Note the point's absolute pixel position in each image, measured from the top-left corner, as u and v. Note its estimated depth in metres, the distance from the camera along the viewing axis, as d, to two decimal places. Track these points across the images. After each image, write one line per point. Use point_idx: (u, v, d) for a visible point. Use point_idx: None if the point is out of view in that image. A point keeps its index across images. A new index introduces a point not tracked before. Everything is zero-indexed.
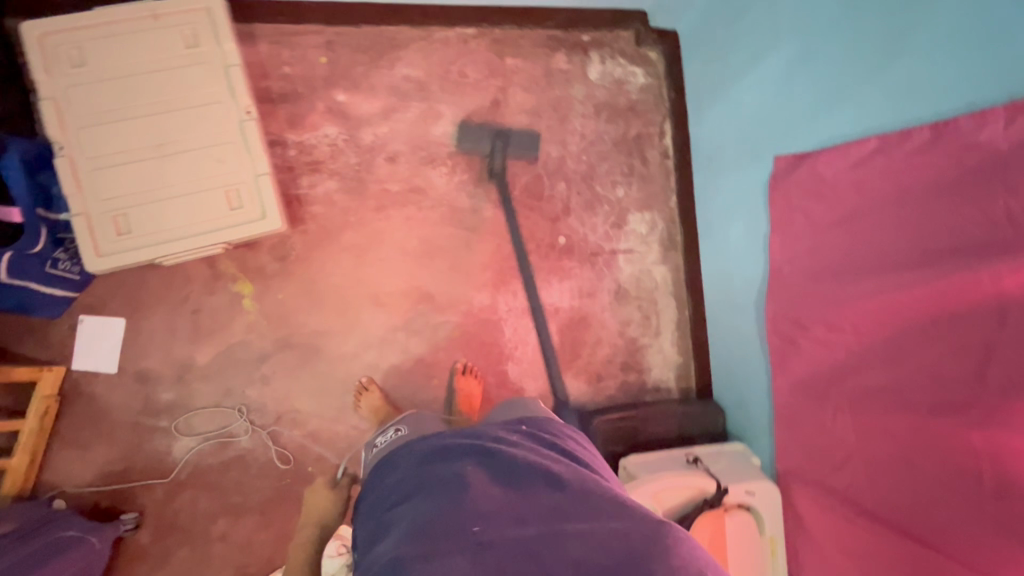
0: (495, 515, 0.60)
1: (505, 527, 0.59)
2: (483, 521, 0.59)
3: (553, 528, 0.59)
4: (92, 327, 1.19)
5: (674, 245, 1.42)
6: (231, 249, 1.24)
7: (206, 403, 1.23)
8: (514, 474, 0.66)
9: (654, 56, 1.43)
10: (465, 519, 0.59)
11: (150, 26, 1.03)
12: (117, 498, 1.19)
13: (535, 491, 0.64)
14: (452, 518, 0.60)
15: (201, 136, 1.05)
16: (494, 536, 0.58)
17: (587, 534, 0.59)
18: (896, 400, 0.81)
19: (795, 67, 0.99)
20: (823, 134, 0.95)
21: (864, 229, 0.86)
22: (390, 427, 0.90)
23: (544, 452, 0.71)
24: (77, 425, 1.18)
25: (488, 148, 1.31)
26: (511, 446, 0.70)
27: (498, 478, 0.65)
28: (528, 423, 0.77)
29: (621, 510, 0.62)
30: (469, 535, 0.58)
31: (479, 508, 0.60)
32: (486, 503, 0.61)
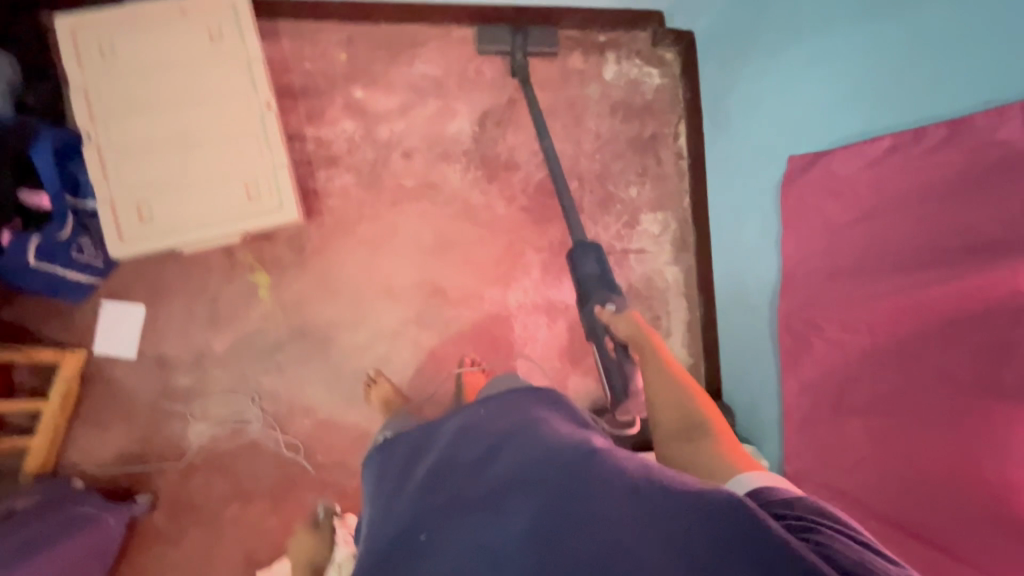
0: (438, 513, 0.60)
1: (447, 521, 0.59)
2: (428, 526, 0.60)
3: (493, 502, 0.59)
4: (114, 312, 1.23)
5: (686, 246, 1.42)
6: (249, 240, 1.27)
7: (221, 389, 1.25)
8: (460, 462, 0.66)
9: (669, 56, 1.44)
10: (414, 528, 0.61)
11: (149, 22, 1.05)
12: (133, 479, 1.22)
13: (479, 472, 0.63)
14: (404, 530, 0.61)
15: (204, 122, 1.07)
16: (440, 536, 0.58)
17: (524, 499, 0.57)
18: (910, 401, 0.80)
19: (810, 66, 0.99)
20: (838, 133, 0.94)
21: (880, 229, 0.85)
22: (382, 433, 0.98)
23: (499, 423, 0.70)
24: (97, 407, 1.22)
25: (509, 46, 1.35)
26: (460, 434, 0.70)
27: (445, 472, 0.65)
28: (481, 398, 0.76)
29: (557, 458, 0.60)
30: (418, 543, 0.59)
31: (425, 512, 0.61)
32: (431, 504, 0.62)
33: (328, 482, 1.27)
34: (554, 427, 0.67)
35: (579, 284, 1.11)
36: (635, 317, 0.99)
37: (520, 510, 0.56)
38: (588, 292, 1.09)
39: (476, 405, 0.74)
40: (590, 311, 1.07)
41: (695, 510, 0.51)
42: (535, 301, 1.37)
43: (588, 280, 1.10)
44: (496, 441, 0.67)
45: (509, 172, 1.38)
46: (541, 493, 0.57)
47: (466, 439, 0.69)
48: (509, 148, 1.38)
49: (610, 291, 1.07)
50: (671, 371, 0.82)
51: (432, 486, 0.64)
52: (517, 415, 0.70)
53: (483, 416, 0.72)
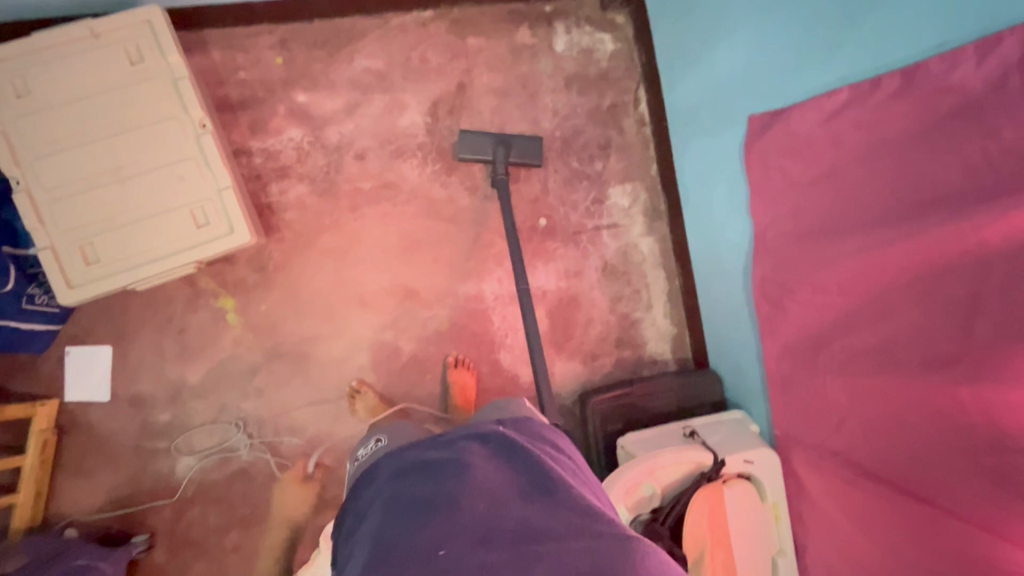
0: (461, 535, 0.59)
1: (469, 547, 0.58)
2: (449, 543, 0.58)
3: (521, 546, 0.59)
4: (80, 357, 1.19)
5: (658, 214, 1.39)
6: (208, 265, 1.23)
7: (203, 421, 1.23)
8: (481, 484, 0.65)
9: (621, 20, 1.38)
10: (429, 542, 0.59)
11: (69, 49, 0.99)
12: (127, 520, 1.20)
13: (503, 504, 0.63)
14: (416, 544, 0.59)
15: (164, 154, 1.03)
16: (461, 559, 0.57)
17: (552, 553, 0.58)
18: (887, 360, 0.79)
19: (761, 20, 0.94)
20: (794, 89, 0.91)
21: (843, 184, 0.82)
22: (371, 438, 0.90)
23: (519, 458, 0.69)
24: (78, 454, 1.20)
25: (491, 155, 1.28)
26: (480, 454, 0.69)
27: (465, 491, 0.64)
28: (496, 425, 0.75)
29: (588, 528, 0.61)
30: (436, 559, 0.57)
31: (446, 530, 0.60)
32: (452, 524, 0.60)
33: (325, 498, 1.26)
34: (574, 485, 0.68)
35: None
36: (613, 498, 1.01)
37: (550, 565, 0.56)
38: None
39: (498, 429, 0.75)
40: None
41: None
42: (511, 290, 1.34)
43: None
44: (521, 478, 0.67)
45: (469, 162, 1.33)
46: (568, 553, 0.58)
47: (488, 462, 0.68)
48: None
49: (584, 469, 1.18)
50: None
51: (451, 500, 0.63)
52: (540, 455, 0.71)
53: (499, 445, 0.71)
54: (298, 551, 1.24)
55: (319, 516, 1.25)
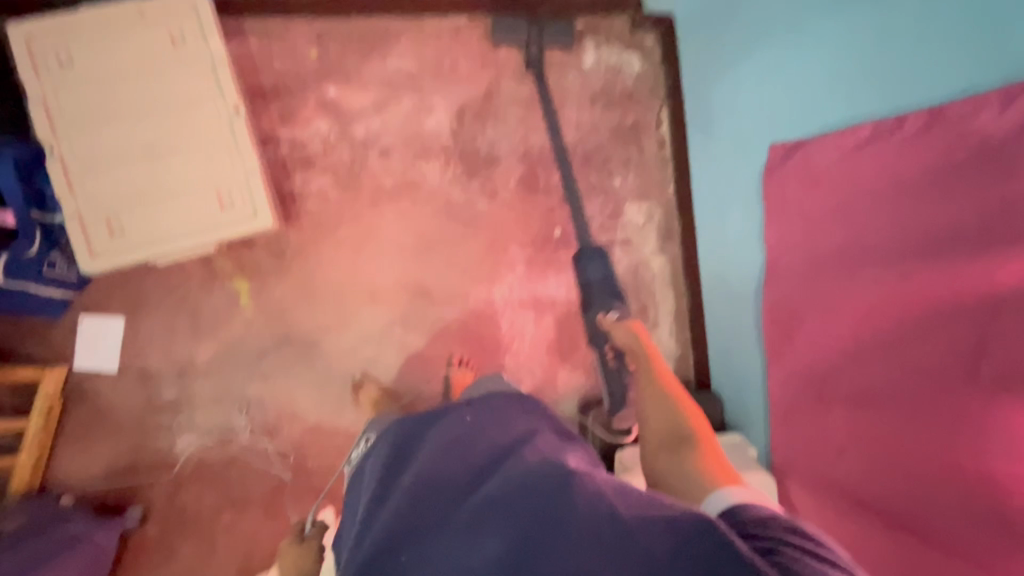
0: (421, 526, 0.58)
1: (429, 533, 0.57)
2: (410, 536, 0.57)
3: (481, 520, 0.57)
4: (93, 326, 1.21)
5: (671, 235, 1.40)
6: (227, 247, 1.24)
7: (207, 400, 1.24)
8: (440, 470, 0.64)
9: (650, 41, 1.41)
10: (390, 540, 0.57)
11: (110, 26, 1.01)
12: (123, 493, 1.21)
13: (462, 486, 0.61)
14: (377, 544, 0.57)
15: (172, 129, 1.04)
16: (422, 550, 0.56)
17: (506, 518, 0.56)
18: (891, 393, 0.81)
19: (789, 52, 0.96)
20: (815, 122, 0.93)
21: (858, 220, 0.84)
22: (362, 439, 0.91)
23: (486, 437, 0.68)
24: (81, 422, 1.21)
25: (525, 39, 1.34)
26: (441, 441, 0.68)
27: (425, 481, 0.63)
28: (465, 404, 0.74)
29: (543, 483, 0.58)
30: (399, 557, 0.56)
31: (404, 523, 0.58)
32: (412, 516, 0.59)
33: (319, 488, 1.27)
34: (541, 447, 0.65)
35: (585, 287, 1.26)
36: (632, 326, 1.06)
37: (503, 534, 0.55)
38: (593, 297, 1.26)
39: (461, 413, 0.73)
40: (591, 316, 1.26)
41: (672, 528, 0.51)
42: (520, 297, 1.36)
43: (594, 283, 1.25)
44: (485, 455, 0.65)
45: (490, 168, 1.35)
46: (522, 516, 0.56)
47: (446, 448, 0.67)
48: (489, 142, 1.35)
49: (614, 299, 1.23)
50: (667, 388, 0.80)
51: (409, 491, 0.62)
52: (500, 428, 0.69)
53: (467, 424, 0.70)
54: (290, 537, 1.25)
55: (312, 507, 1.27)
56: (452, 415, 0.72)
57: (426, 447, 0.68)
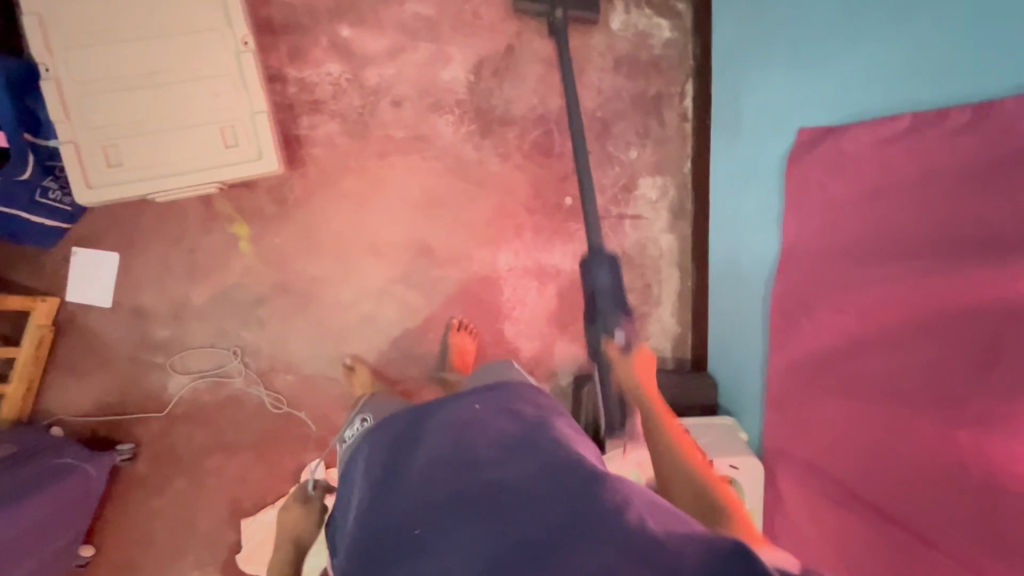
0: (433, 508, 0.59)
1: (441, 516, 0.58)
2: (424, 519, 0.58)
3: (495, 509, 0.57)
4: (86, 259, 1.17)
5: (683, 213, 1.38)
6: (228, 188, 1.20)
7: (201, 342, 1.23)
8: (453, 456, 0.63)
9: (682, 7, 1.34)
10: (405, 522, 0.59)
11: None
12: (113, 428, 1.21)
13: (474, 470, 0.61)
14: (393, 527, 0.59)
15: (176, 61, 0.98)
16: (433, 532, 0.57)
17: (523, 511, 0.56)
18: (893, 391, 0.80)
19: (830, 31, 0.91)
20: (852, 109, 0.89)
21: (882, 213, 0.82)
22: (356, 419, 0.90)
23: (498, 426, 0.67)
24: (72, 356, 1.19)
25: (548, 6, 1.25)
26: (451, 426, 0.67)
27: (438, 468, 0.62)
28: (474, 392, 0.74)
29: (558, 477, 0.58)
30: (411, 538, 0.57)
31: (418, 507, 0.60)
32: (424, 499, 0.60)
33: (310, 438, 1.28)
34: (555, 442, 0.65)
35: (591, 295, 1.19)
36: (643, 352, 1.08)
37: (517, 522, 0.54)
38: (599, 308, 1.17)
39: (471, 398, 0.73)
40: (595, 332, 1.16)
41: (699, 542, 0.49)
42: (525, 264, 1.33)
43: (600, 292, 1.17)
44: (497, 444, 0.65)
45: (505, 128, 1.31)
46: (539, 508, 0.55)
47: (457, 432, 0.66)
48: (506, 101, 1.30)
49: (619, 316, 1.13)
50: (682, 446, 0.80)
51: (423, 474, 0.62)
52: (511, 418, 0.69)
53: (478, 412, 0.69)
54: (280, 483, 1.26)
55: (303, 455, 1.28)
56: (462, 401, 0.71)
57: (434, 427, 0.68)
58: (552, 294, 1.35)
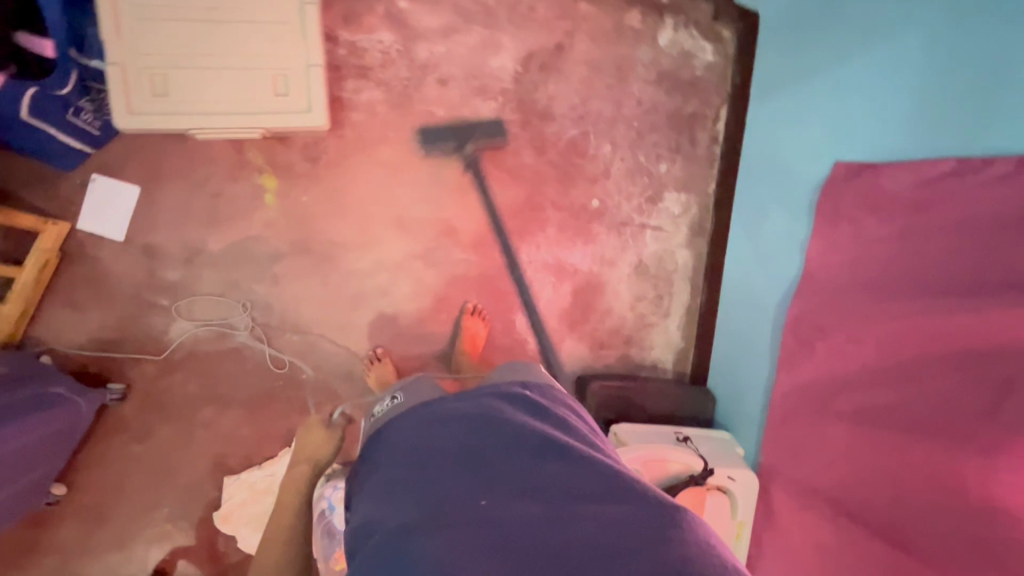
0: (500, 490, 0.66)
1: (507, 498, 0.65)
2: (491, 494, 0.65)
3: (560, 503, 0.64)
4: (103, 187, 1.13)
5: (701, 232, 1.41)
6: (262, 138, 1.19)
7: (210, 291, 1.20)
8: (516, 445, 0.70)
9: (726, 34, 1.38)
10: (471, 495, 0.65)
11: None
12: (106, 366, 1.17)
13: (540, 465, 0.68)
14: (458, 497, 0.65)
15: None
16: (499, 510, 0.63)
17: (586, 510, 0.63)
18: (902, 418, 0.84)
19: (880, 74, 0.96)
20: (892, 148, 0.94)
21: (913, 251, 0.86)
22: (390, 396, 0.91)
23: (552, 426, 0.74)
24: (74, 285, 1.14)
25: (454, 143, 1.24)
26: (512, 421, 0.74)
27: (504, 456, 0.69)
28: (527, 391, 0.80)
29: (619, 488, 0.66)
30: (477, 509, 0.64)
31: (486, 484, 0.66)
32: (492, 479, 0.67)
33: (307, 403, 1.26)
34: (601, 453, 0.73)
35: None
36: None
37: (581, 522, 0.61)
38: None
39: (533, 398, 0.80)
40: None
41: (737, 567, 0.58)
42: (544, 259, 1.35)
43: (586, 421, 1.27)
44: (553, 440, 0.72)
45: (544, 123, 1.32)
46: (601, 510, 0.63)
47: (519, 427, 0.73)
48: (548, 97, 1.32)
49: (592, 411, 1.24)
50: None
51: (485, 457, 0.69)
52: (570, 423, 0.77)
53: (535, 414, 0.76)
54: (270, 444, 1.24)
55: (297, 419, 1.25)
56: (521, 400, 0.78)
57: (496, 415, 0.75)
58: (565, 291, 1.37)
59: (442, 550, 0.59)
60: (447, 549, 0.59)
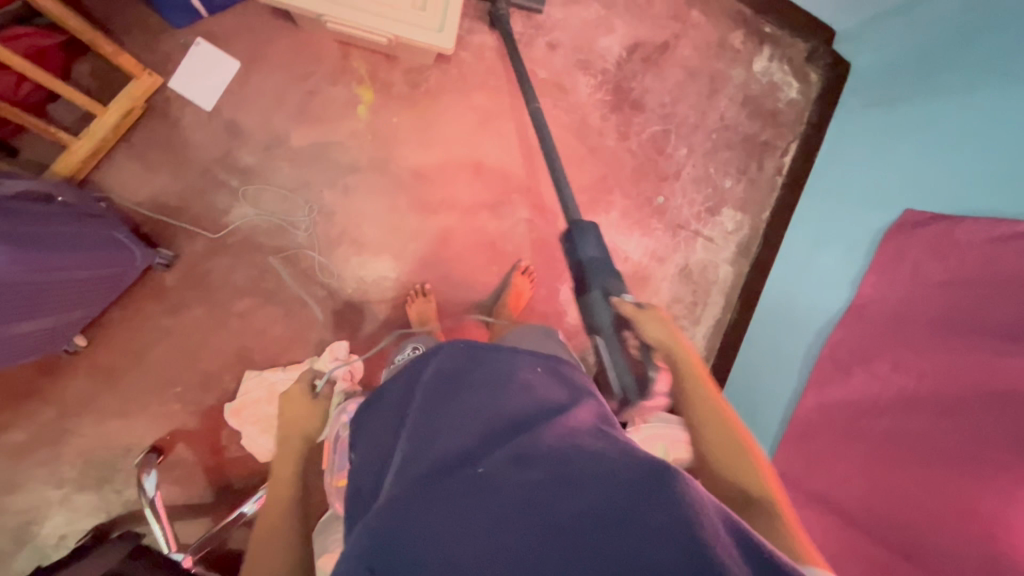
0: (491, 453, 0.54)
1: (498, 463, 0.53)
2: (482, 460, 0.54)
3: (556, 469, 0.51)
4: (206, 54, 1.15)
5: (746, 253, 1.47)
6: (371, 50, 1.21)
7: (281, 184, 1.19)
8: (513, 410, 0.59)
9: (813, 77, 1.45)
10: (459, 459, 0.54)
11: None
12: (158, 230, 1.15)
13: (538, 427, 0.57)
14: (442, 458, 0.54)
15: None
16: (488, 476, 0.52)
17: (586, 480, 0.50)
18: (929, 448, 0.89)
19: (964, 139, 1.03)
20: (964, 206, 1.01)
21: (971, 297, 0.92)
22: (411, 350, 0.95)
23: (554, 394, 0.63)
24: (149, 142, 1.14)
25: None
26: (511, 381, 0.64)
27: (498, 420, 0.58)
28: (531, 356, 0.70)
29: (622, 454, 0.53)
30: (462, 477, 0.52)
31: (474, 450, 0.55)
32: (483, 446, 0.55)
33: (345, 320, 1.24)
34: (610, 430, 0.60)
35: (577, 268, 0.95)
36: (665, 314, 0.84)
37: (579, 492, 0.49)
38: (590, 276, 0.93)
39: (533, 364, 0.68)
40: (594, 301, 0.91)
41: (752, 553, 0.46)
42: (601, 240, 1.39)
43: (592, 262, 0.93)
44: (554, 408, 0.61)
45: (633, 111, 1.38)
46: (600, 479, 0.50)
47: (516, 390, 0.62)
48: (643, 89, 1.39)
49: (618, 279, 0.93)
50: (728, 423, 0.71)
51: (476, 419, 0.58)
52: (574, 394, 0.65)
53: (537, 378, 0.66)
54: (297, 350, 1.22)
55: (330, 333, 1.23)
56: (524, 362, 0.67)
57: (491, 373, 0.64)
58: None
59: (415, 519, 0.48)
60: (422, 517, 0.48)
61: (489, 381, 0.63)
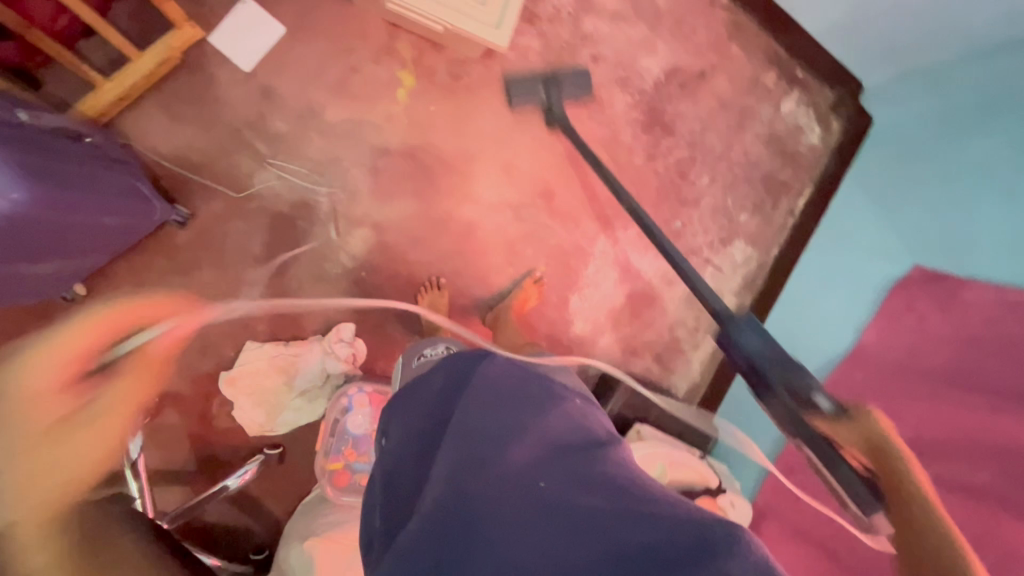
0: (547, 475, 0.55)
1: (555, 486, 0.54)
2: (540, 482, 0.54)
3: (614, 499, 0.52)
4: (252, 14, 1.13)
5: (751, 287, 1.50)
6: (418, 35, 1.20)
7: (309, 156, 1.17)
8: (566, 433, 0.60)
9: (836, 126, 1.50)
10: (518, 476, 0.55)
11: None
12: (177, 185, 1.12)
13: (592, 455, 0.57)
14: (500, 473, 0.55)
15: None
16: (555, 502, 0.52)
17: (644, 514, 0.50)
18: None
19: (976, 201, 1.07)
20: (970, 266, 1.05)
21: (971, 355, 0.96)
22: (439, 344, 0.92)
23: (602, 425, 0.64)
24: (180, 94, 1.11)
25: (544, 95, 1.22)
26: (563, 404, 0.63)
27: (552, 441, 0.59)
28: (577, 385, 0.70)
29: (677, 500, 0.53)
30: (520, 497, 0.53)
31: (530, 468, 0.56)
32: (539, 466, 0.56)
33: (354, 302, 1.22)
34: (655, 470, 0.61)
35: (748, 365, 0.69)
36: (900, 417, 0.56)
37: (639, 523, 0.49)
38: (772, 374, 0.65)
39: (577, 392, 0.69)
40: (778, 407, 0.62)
41: None
42: None
43: (766, 356, 0.67)
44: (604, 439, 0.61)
45: (663, 133, 1.41)
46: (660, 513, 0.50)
47: (569, 415, 0.63)
48: (676, 113, 1.41)
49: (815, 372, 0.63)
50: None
51: (532, 437, 0.59)
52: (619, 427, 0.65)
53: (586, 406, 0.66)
54: (302, 326, 1.19)
55: (338, 314, 1.21)
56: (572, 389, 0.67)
57: (544, 393, 0.64)
58: None
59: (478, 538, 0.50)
60: (488, 535, 0.50)
61: (543, 401, 0.63)
